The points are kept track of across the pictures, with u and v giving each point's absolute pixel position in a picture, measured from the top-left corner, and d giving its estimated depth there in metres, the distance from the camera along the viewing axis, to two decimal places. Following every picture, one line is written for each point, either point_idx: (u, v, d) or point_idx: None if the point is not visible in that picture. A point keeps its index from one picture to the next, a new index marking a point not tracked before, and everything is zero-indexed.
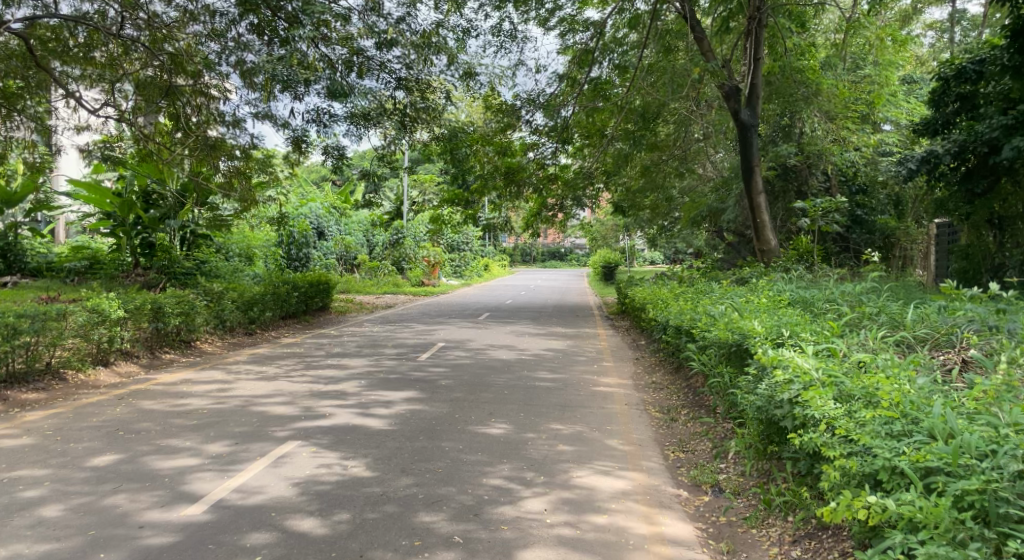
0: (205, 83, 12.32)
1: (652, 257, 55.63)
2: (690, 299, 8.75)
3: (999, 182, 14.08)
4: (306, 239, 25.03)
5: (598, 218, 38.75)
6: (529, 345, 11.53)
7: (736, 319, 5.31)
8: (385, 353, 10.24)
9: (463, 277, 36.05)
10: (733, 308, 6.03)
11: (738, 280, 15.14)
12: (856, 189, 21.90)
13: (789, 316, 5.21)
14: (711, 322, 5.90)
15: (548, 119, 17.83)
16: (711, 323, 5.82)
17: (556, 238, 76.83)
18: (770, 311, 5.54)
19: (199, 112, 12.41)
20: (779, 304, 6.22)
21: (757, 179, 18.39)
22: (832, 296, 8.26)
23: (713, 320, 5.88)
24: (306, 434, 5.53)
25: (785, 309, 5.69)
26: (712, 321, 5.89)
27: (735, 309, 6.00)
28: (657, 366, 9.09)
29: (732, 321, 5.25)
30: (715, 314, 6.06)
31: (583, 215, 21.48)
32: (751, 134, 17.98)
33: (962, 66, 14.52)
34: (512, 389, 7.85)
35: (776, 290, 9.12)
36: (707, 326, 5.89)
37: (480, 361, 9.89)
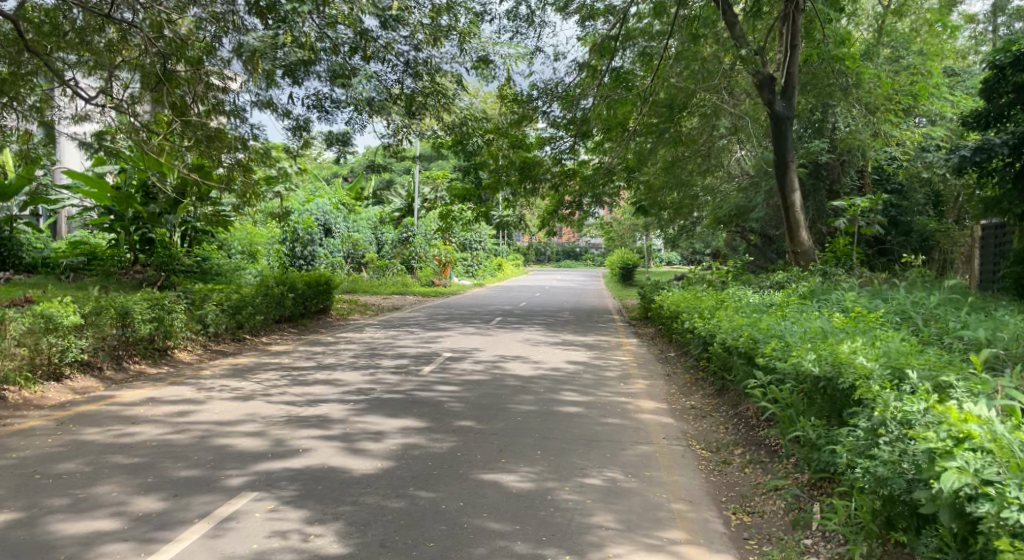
0: (208, 71, 11.30)
1: (669, 257, 54.19)
2: (736, 310, 7.58)
3: None
4: (311, 236, 24.01)
5: (615, 217, 37.47)
6: (547, 357, 10.33)
7: (821, 345, 4.17)
8: (386, 366, 9.10)
9: (475, 277, 34.91)
10: (808, 329, 4.89)
11: (774, 287, 13.87)
12: (890, 187, 20.62)
13: (891, 343, 4.07)
14: (780, 345, 4.78)
15: (566, 111, 16.65)
16: (781, 349, 4.69)
17: (571, 238, 75.65)
18: (863, 335, 4.39)
19: (201, 102, 11.38)
20: (863, 324, 5.08)
21: (792, 176, 17.07)
22: (907, 311, 7.02)
23: (783, 344, 4.75)
24: (269, 479, 4.39)
25: (878, 332, 4.54)
26: (781, 345, 4.75)
27: (810, 329, 4.86)
28: (694, 387, 7.92)
29: (817, 349, 4.11)
30: (784, 335, 4.91)
31: (601, 214, 20.25)
32: (785, 126, 16.75)
33: (1019, 53, 13.00)
34: (529, 415, 6.67)
35: (835, 300, 7.89)
36: (775, 350, 4.76)
37: (491, 376, 8.74)
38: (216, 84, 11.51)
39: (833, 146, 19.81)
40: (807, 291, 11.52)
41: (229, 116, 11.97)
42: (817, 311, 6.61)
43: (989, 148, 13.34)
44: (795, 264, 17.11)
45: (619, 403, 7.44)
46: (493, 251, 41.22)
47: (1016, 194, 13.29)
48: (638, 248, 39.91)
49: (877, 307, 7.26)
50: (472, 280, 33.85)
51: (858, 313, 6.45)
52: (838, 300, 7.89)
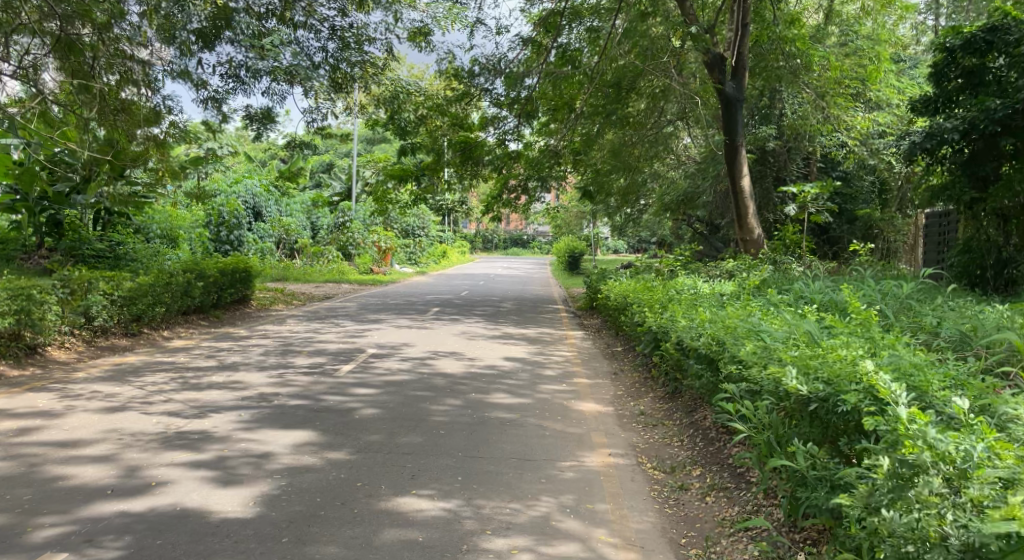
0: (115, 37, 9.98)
1: (615, 245, 53.73)
2: (692, 304, 6.79)
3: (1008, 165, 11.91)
4: (238, 221, 22.71)
5: (562, 204, 36.64)
6: (483, 353, 9.33)
7: (814, 352, 3.36)
8: (298, 364, 7.98)
9: (419, 264, 33.60)
10: (785, 330, 4.11)
11: (724, 277, 13.17)
12: (835, 174, 20.41)
13: (892, 353, 3.32)
14: (757, 348, 3.98)
15: (509, 90, 15.67)
16: (757, 354, 3.89)
17: (518, 226, 74.98)
18: (861, 342, 3.61)
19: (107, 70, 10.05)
20: (851, 326, 4.33)
21: (742, 162, 16.41)
22: (880, 305, 6.29)
23: (761, 348, 3.95)
24: (93, 534, 3.36)
25: (875, 338, 3.79)
26: (757, 350, 3.95)
27: (788, 331, 4.08)
28: (644, 389, 7.08)
29: (804, 358, 3.32)
30: (759, 337, 4.11)
31: (547, 199, 19.35)
32: (736, 109, 16.13)
33: (971, 34, 12.53)
34: (453, 425, 5.71)
35: (800, 292, 7.11)
36: (749, 355, 3.96)
37: (417, 373, 7.72)
38: (126, 51, 10.30)
39: (780, 133, 19.34)
40: (763, 282, 10.81)
41: (140, 87, 10.70)
42: (785, 306, 5.86)
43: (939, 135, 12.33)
44: (744, 252, 16.52)
45: (561, 406, 6.50)
46: (438, 238, 39.89)
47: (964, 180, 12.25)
48: (586, 236, 39.15)
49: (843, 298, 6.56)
50: (414, 267, 32.56)
51: (831, 311, 5.70)
52: (801, 291, 7.13)
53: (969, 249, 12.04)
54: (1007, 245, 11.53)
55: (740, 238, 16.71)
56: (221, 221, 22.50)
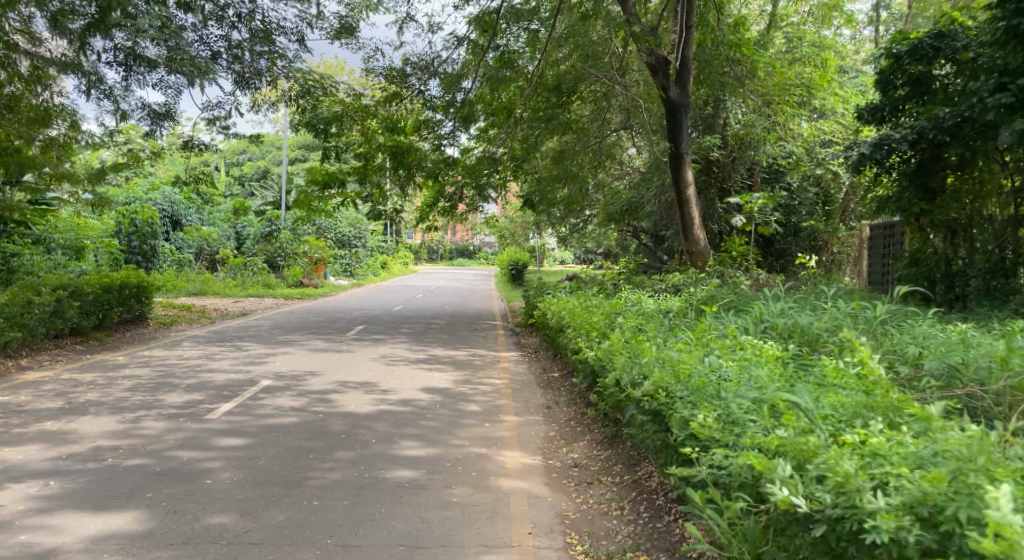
0: None
1: (563, 256, 52.95)
2: (636, 333, 5.71)
3: (957, 176, 10.87)
4: (152, 230, 21.17)
5: (506, 215, 35.38)
6: (399, 383, 8.03)
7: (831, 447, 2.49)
8: (167, 402, 6.61)
9: (355, 276, 32.05)
10: (755, 392, 3.31)
11: (669, 294, 12.19)
12: (778, 185, 19.63)
13: (905, 441, 2.59)
14: (722, 414, 3.15)
15: (444, 91, 14.61)
16: (722, 424, 3.07)
17: (465, 237, 73.75)
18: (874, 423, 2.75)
19: None
20: (828, 384, 3.59)
21: (688, 171, 15.57)
22: (854, 334, 5.28)
23: (727, 416, 3.13)
24: None
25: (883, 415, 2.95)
26: (722, 417, 3.12)
27: (759, 393, 3.28)
28: (579, 429, 6.01)
29: (797, 452, 2.53)
30: (731, 404, 3.19)
31: (487, 207, 18.25)
32: (681, 114, 15.32)
33: (918, 41, 11.63)
34: (332, 487, 4.45)
35: (761, 317, 6.11)
36: (712, 421, 3.13)
37: (311, 410, 6.39)
38: None
39: (723, 142, 18.59)
40: (713, 303, 9.80)
41: None
42: (741, 340, 4.99)
43: (887, 144, 11.24)
44: (691, 265, 15.62)
45: (480, 454, 5.29)
46: (377, 247, 38.29)
47: (912, 191, 11.24)
48: (531, 247, 37.93)
49: (812, 324, 5.58)
50: (350, 279, 31.00)
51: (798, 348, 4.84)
52: (761, 317, 6.10)
53: (916, 262, 11.18)
54: (956, 258, 10.72)
55: (686, 250, 15.85)
56: (132, 230, 20.86)
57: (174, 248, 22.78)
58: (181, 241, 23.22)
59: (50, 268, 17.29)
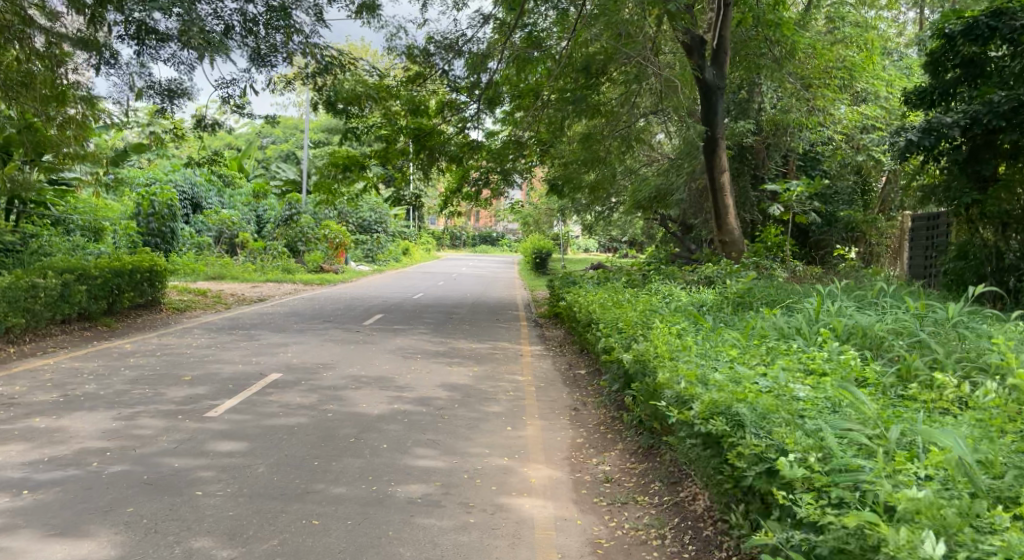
0: None
1: (587, 244, 52.31)
2: (674, 334, 5.16)
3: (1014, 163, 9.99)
4: (172, 212, 20.90)
5: (528, 201, 34.66)
6: (416, 378, 7.52)
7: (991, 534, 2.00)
8: (168, 395, 6.17)
9: (376, 262, 31.60)
10: (845, 425, 2.82)
11: (702, 286, 11.55)
12: (815, 173, 18.74)
13: None
14: (810, 451, 2.62)
15: (468, 72, 14.01)
16: (816, 464, 2.56)
17: (489, 223, 73.36)
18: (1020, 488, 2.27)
19: None
20: (914, 413, 3.13)
21: (723, 156, 14.84)
22: (925, 339, 4.66)
23: (817, 455, 2.59)
24: None
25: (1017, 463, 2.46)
26: (813, 456, 2.58)
27: (851, 431, 2.78)
28: (609, 437, 5.49)
29: (943, 524, 2.07)
30: (825, 443, 2.67)
31: (512, 193, 17.68)
32: (715, 97, 14.66)
33: (974, 19, 10.38)
34: (333, 502, 3.97)
35: (817, 317, 5.49)
36: (800, 460, 2.59)
37: (319, 410, 5.91)
38: None
39: (758, 128, 17.75)
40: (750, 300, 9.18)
41: None
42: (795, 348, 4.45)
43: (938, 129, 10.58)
44: (723, 255, 14.93)
45: (501, 466, 4.78)
46: (398, 233, 37.79)
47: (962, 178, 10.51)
48: (554, 234, 37.19)
49: (874, 325, 5.01)
50: (371, 265, 30.58)
51: (860, 354, 4.29)
52: (820, 317, 5.47)
53: (964, 255, 10.34)
54: (1008, 251, 9.75)
55: (719, 240, 15.15)
56: (151, 213, 20.56)
57: (194, 232, 22.49)
58: (201, 225, 22.92)
59: (69, 250, 17.04)
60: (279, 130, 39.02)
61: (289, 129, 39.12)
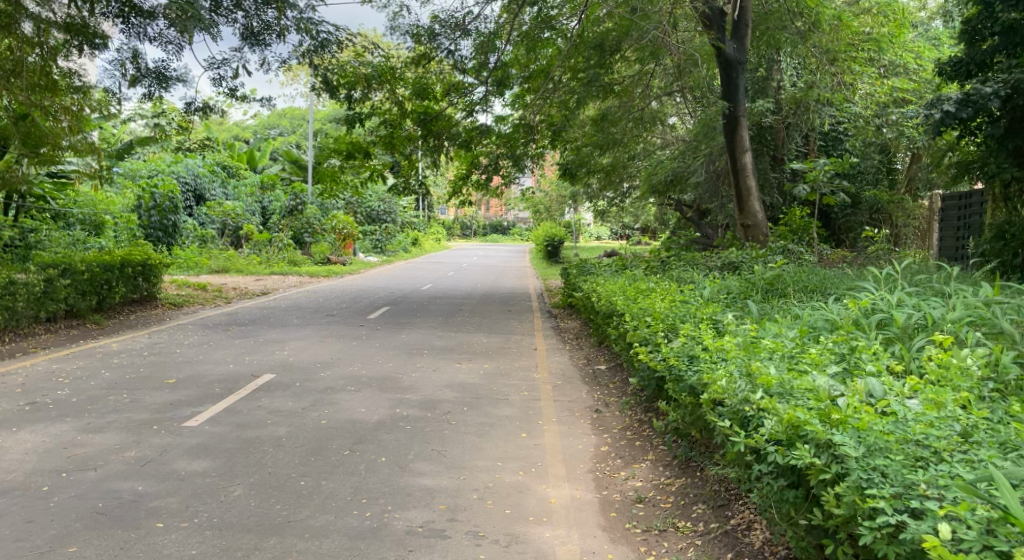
0: None
1: (598, 232, 51.54)
2: (712, 327, 4.45)
3: None
4: (174, 205, 20.38)
5: (539, 189, 33.89)
6: (421, 378, 6.91)
7: None
8: (147, 402, 5.60)
9: (385, 253, 31.02)
10: (1001, 465, 2.11)
11: (727, 273, 10.83)
12: (838, 153, 17.89)
13: None
14: (973, 512, 1.92)
15: (474, 52, 13.28)
16: (983, 532, 1.86)
17: (499, 212, 72.83)
18: None
19: None
20: None
21: (744, 135, 14.08)
22: (1011, 331, 3.96)
23: (985, 518, 1.89)
24: None
25: None
26: (980, 522, 1.88)
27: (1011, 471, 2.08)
28: (637, 445, 4.84)
29: None
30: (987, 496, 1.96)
31: (522, 179, 17.01)
32: (736, 73, 13.87)
33: None
34: (318, 534, 3.35)
35: (872, 305, 4.80)
36: (960, 528, 1.89)
37: (312, 419, 5.31)
38: None
39: (777, 106, 16.98)
40: (777, 292, 8.54)
41: None
42: (861, 344, 3.76)
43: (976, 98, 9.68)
44: (745, 240, 14.18)
45: (515, 484, 4.14)
46: (407, 223, 37.15)
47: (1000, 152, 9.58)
48: (566, 222, 36.39)
49: (943, 312, 4.31)
50: (379, 256, 29.96)
51: (940, 348, 3.62)
52: (877, 306, 4.77)
53: (1002, 236, 9.36)
54: None
55: (741, 223, 14.38)
56: (152, 205, 20.04)
57: (197, 224, 21.95)
58: (205, 217, 22.37)
59: (69, 244, 16.54)
60: (286, 120, 38.42)
61: (295, 119, 38.50)
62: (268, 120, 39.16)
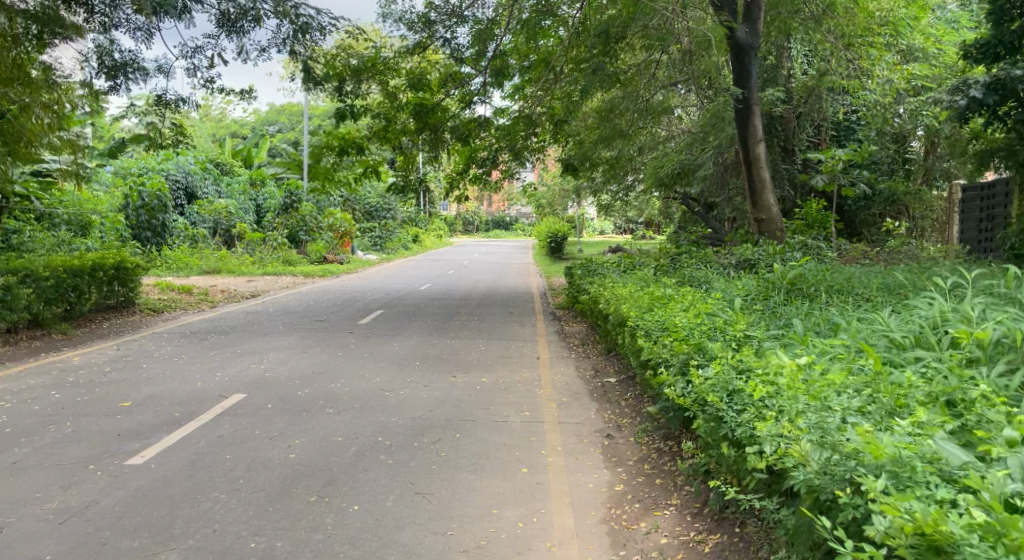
0: None
1: (603, 227, 50.65)
2: (751, 348, 3.69)
3: None
4: (163, 203, 19.70)
5: (543, 183, 33.09)
6: (410, 396, 6.16)
7: None
8: (91, 433, 4.88)
9: (385, 250, 30.29)
10: None
11: (744, 272, 10.07)
12: (849, 144, 16.69)
13: None
14: None
15: (471, 41, 12.54)
16: None
17: (502, 207, 72.01)
18: None
19: None
20: None
21: (757, 124, 13.27)
22: None
23: None
24: None
25: None
26: None
27: None
28: (657, 484, 4.11)
29: None
30: None
31: (523, 174, 16.27)
32: (749, 58, 13.08)
33: None
34: None
35: (938, 318, 4.04)
36: None
37: (279, 451, 4.58)
38: None
39: (788, 96, 15.93)
40: (800, 295, 7.79)
41: None
42: (943, 377, 3.05)
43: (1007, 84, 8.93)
44: (759, 235, 13.37)
45: (515, 544, 3.43)
46: (407, 219, 36.43)
47: None
48: (569, 217, 35.63)
49: None
50: (379, 254, 29.26)
51: None
52: (944, 321, 4.02)
53: None
54: None
55: (754, 218, 13.54)
56: (141, 205, 19.33)
57: (189, 223, 21.22)
58: (196, 216, 21.66)
59: (54, 246, 15.84)
60: (284, 116, 37.69)
61: (293, 115, 37.76)
62: (266, 116, 38.42)
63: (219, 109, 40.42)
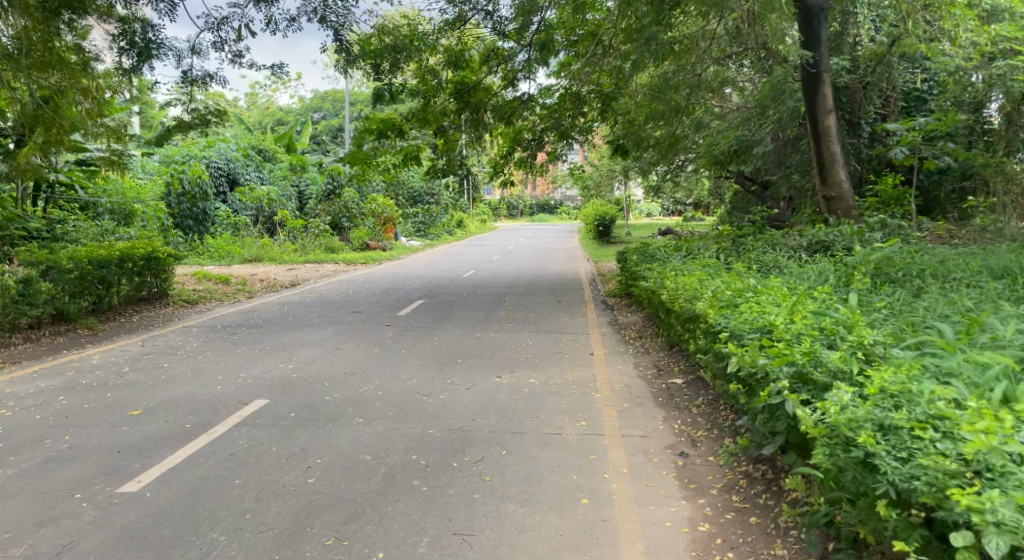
0: None
1: (649, 209, 49.43)
2: (891, 367, 2.88)
3: None
4: (203, 191, 19.39)
5: (589, 164, 32.11)
6: (451, 400, 5.45)
7: None
8: (89, 450, 4.29)
9: (428, 235, 29.77)
10: None
11: (818, 255, 9.08)
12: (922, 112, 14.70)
13: None
14: None
15: (515, 18, 11.70)
16: None
17: (546, 191, 71.05)
18: None
19: None
20: None
21: (828, 93, 12.15)
22: None
23: None
24: None
25: None
26: None
27: None
28: (753, 525, 3.38)
29: None
30: None
31: (571, 154, 15.39)
32: (818, 21, 11.92)
33: None
34: None
35: None
36: None
37: (296, 475, 3.91)
38: None
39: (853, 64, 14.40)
40: (890, 282, 6.85)
41: None
42: None
43: None
44: (829, 214, 12.30)
45: None
46: (450, 204, 35.84)
47: None
48: (616, 199, 34.61)
49: None
50: (422, 240, 28.73)
51: None
52: None
53: None
54: None
55: (823, 195, 12.49)
56: (181, 192, 19.14)
57: (231, 211, 20.93)
58: (238, 204, 21.33)
59: (96, 236, 15.61)
60: (327, 102, 37.29)
61: (336, 101, 37.35)
62: (309, 102, 38.10)
63: (264, 97, 40.33)
